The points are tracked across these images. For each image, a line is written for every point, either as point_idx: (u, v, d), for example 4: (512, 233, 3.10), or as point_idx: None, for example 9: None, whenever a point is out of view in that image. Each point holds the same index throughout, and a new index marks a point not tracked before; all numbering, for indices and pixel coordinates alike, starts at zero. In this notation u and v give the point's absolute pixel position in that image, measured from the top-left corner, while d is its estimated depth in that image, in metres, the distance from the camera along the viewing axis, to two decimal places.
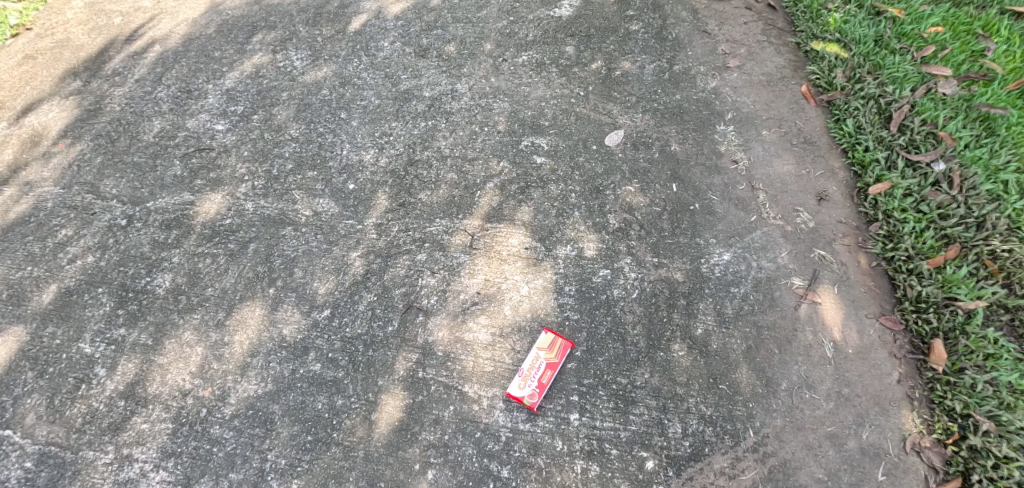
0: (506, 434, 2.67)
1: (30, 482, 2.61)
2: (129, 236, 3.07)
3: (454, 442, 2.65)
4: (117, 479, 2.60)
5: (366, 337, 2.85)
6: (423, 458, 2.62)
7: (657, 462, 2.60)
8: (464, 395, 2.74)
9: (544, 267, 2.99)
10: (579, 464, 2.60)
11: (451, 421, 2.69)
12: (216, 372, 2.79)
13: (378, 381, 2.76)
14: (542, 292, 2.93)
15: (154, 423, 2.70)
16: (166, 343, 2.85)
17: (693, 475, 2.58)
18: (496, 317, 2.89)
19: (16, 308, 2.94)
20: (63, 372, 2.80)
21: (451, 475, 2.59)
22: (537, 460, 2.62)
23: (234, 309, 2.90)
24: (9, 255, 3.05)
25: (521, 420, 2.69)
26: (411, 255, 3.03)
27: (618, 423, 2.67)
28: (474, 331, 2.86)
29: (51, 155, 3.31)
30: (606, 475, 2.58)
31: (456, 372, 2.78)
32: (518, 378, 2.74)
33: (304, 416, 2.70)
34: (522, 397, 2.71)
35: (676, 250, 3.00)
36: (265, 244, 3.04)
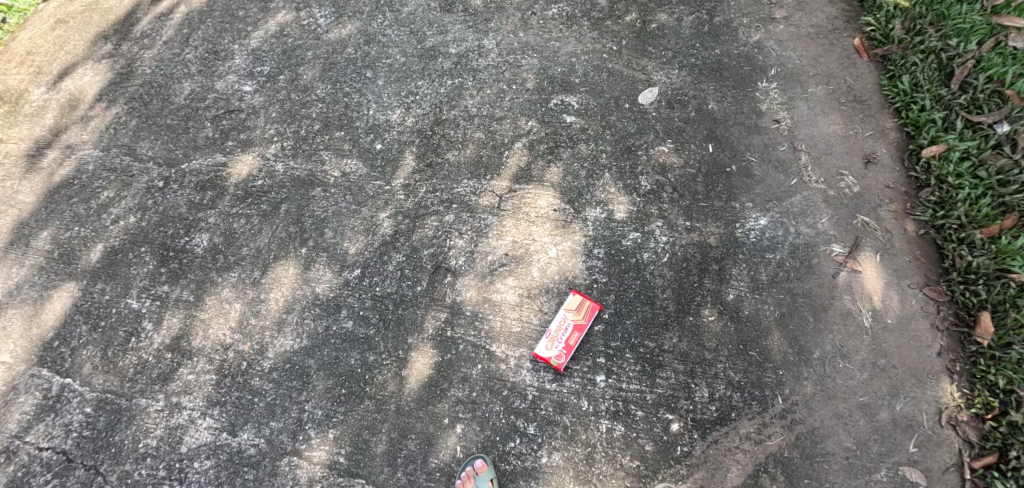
0: (533, 393, 2.85)
1: (91, 425, 2.90)
2: (166, 197, 3.09)
3: (482, 399, 2.87)
4: (169, 424, 2.88)
5: (395, 296, 2.99)
6: (452, 413, 2.86)
7: (682, 424, 2.73)
8: (492, 354, 2.92)
9: (573, 229, 3.02)
10: (604, 423, 2.77)
11: (479, 379, 2.89)
12: (254, 327, 2.94)
13: (408, 339, 2.95)
14: (570, 255, 2.99)
15: (199, 374, 2.92)
16: (206, 299, 2.97)
17: (718, 438, 2.70)
18: (524, 279, 3.00)
19: (66, 266, 3.03)
20: (114, 326, 2.98)
21: (479, 430, 2.83)
22: (563, 419, 2.81)
23: (269, 268, 2.98)
24: (55, 217, 3.09)
25: (548, 380, 2.86)
26: (440, 216, 3.06)
27: (644, 386, 2.79)
28: (501, 292, 3.00)
29: (89, 118, 3.32)
30: (631, 435, 2.74)
31: (484, 332, 2.95)
32: (546, 339, 2.88)
33: (338, 371, 2.92)
34: (548, 358, 2.86)
35: (709, 214, 2.96)
36: (296, 205, 3.05)
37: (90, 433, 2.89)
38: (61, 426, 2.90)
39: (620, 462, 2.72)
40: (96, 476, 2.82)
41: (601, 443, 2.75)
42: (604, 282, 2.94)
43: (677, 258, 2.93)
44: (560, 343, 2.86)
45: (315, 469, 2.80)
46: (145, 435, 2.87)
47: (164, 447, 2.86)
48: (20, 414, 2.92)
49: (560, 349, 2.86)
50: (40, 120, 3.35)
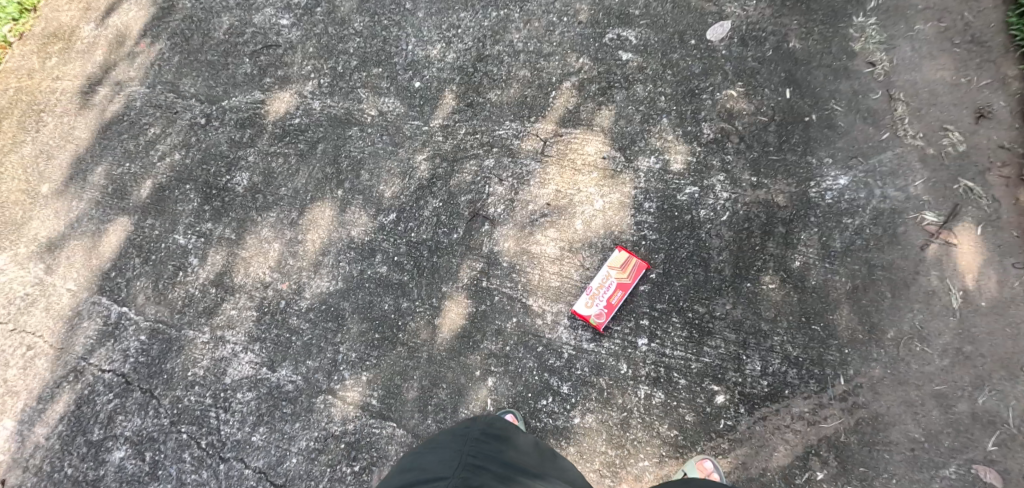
0: (569, 351, 2.73)
1: (145, 352, 3.04)
2: (208, 135, 3.04)
3: (515, 354, 2.77)
4: (214, 356, 2.98)
5: (431, 243, 2.88)
6: (484, 366, 2.78)
7: (728, 397, 2.54)
8: (528, 308, 2.81)
9: (623, 180, 2.78)
10: (642, 389, 2.62)
11: (513, 334, 2.80)
12: (292, 267, 2.93)
13: (442, 287, 2.87)
14: (616, 209, 2.77)
15: (241, 310, 2.98)
16: (247, 238, 2.97)
17: (767, 415, 2.49)
18: (566, 232, 2.82)
19: (120, 201, 3.09)
20: (163, 260, 3.04)
21: (511, 385, 2.75)
22: (599, 380, 2.68)
23: (306, 209, 2.93)
24: (108, 154, 3.13)
25: (586, 339, 2.72)
26: (479, 160, 2.89)
27: (689, 353, 2.60)
28: (541, 244, 2.84)
29: (134, 55, 3.25)
30: (671, 404, 2.58)
31: (521, 284, 2.83)
32: (586, 297, 2.71)
33: (372, 315, 2.89)
34: (585, 317, 2.70)
35: (778, 169, 2.65)
36: (333, 145, 2.94)
37: (145, 359, 3.03)
38: (120, 351, 3.06)
39: (657, 430, 2.57)
40: (151, 399, 2.99)
41: (637, 408, 2.61)
42: (655, 241, 2.71)
43: (738, 217, 2.65)
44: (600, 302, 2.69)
45: (348, 409, 2.83)
46: (193, 364, 2.99)
47: (210, 376, 2.97)
48: (84, 338, 3.09)
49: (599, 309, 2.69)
50: (90, 57, 3.30)
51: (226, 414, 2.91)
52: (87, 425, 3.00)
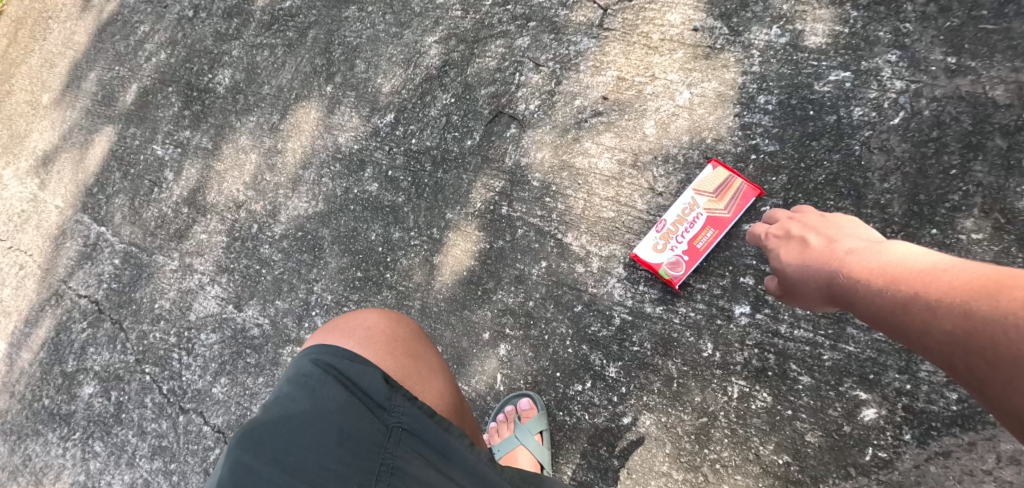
0: (622, 317, 1.94)
1: (118, 278, 2.56)
2: (194, 29, 2.55)
3: (541, 314, 1.98)
4: (182, 287, 2.42)
5: (436, 154, 2.12)
6: (496, 326, 2.01)
7: (879, 414, 1.74)
8: (565, 248, 1.99)
9: (723, 62, 1.93)
10: (737, 386, 1.84)
11: (539, 283, 1.99)
12: (268, 184, 2.30)
13: (446, 214, 2.08)
14: (712, 106, 1.92)
15: (211, 235, 2.37)
16: (223, 148, 2.39)
17: (949, 449, 1.68)
18: (629, 139, 1.99)
19: (107, 109, 2.67)
20: (141, 174, 2.55)
21: (531, 359, 1.98)
22: (666, 365, 1.90)
23: (289, 112, 2.30)
24: (101, 57, 2.74)
25: (651, 300, 1.93)
26: (508, 40, 2.11)
27: (818, 339, 1.80)
28: (590, 157, 2.01)
29: None
30: (783, 414, 1.80)
31: (557, 214, 2.01)
32: (657, 235, 1.89)
33: (355, 247, 2.16)
34: (655, 264, 1.87)
35: (998, 44, 1.71)
36: (325, 31, 2.30)
37: (117, 285, 2.56)
38: (95, 275, 2.61)
39: (753, 451, 1.81)
40: (119, 332, 2.52)
41: (725, 411, 1.84)
42: (781, 157, 1.85)
43: (921, 120, 1.75)
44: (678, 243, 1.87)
45: None
46: (161, 295, 2.46)
47: (176, 311, 2.42)
48: (67, 259, 2.67)
49: (676, 252, 1.86)
50: None
51: (189, 357, 2.37)
52: (62, 354, 2.61)
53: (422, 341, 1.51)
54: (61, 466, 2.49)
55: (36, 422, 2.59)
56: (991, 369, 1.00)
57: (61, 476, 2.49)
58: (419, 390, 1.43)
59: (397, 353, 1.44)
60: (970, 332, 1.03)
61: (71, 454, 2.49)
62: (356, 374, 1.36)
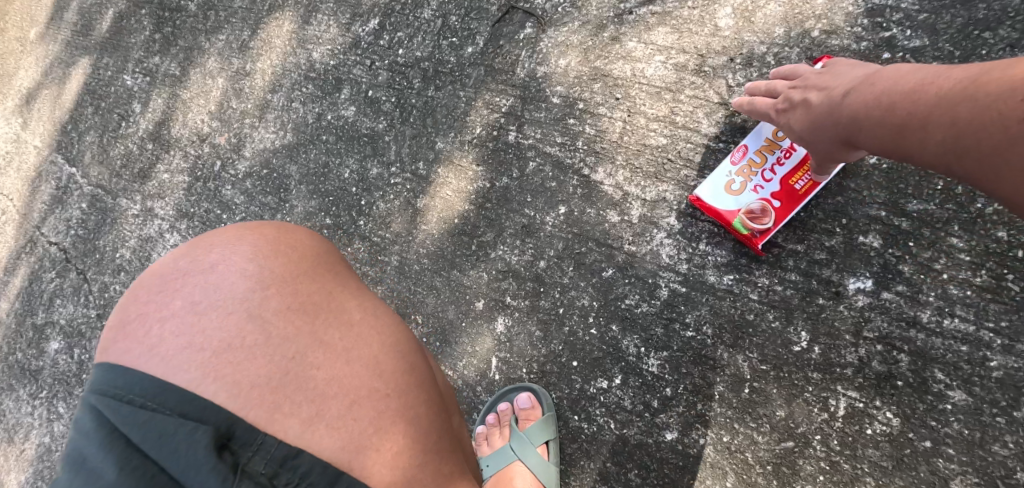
0: (671, 290, 1.34)
1: (83, 225, 2.21)
2: None
3: (552, 280, 1.42)
4: (141, 236, 2.03)
5: (428, 67, 1.60)
6: (494, 295, 1.46)
7: None
8: (592, 189, 1.42)
9: None
10: (845, 399, 1.21)
11: (556, 237, 1.43)
12: (234, 113, 1.86)
13: (437, 143, 1.56)
14: None
15: (173, 175, 1.96)
16: (191, 73, 1.98)
17: None
18: (692, 37, 1.39)
19: (84, 39, 2.33)
20: (110, 107, 2.19)
21: (538, 341, 1.42)
22: (735, 360, 1.28)
23: (261, 25, 1.86)
24: None
25: (714, 266, 1.31)
26: None
27: (982, 334, 1.15)
28: (633, 64, 1.43)
29: None
30: (919, 447, 1.17)
31: (584, 143, 1.44)
32: (732, 173, 1.28)
33: (325, 188, 1.67)
34: (724, 215, 1.27)
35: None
36: None
37: (82, 233, 2.21)
38: (64, 221, 2.29)
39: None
40: (82, 282, 2.17)
41: (823, 436, 1.21)
42: (930, 57, 1.24)
43: None
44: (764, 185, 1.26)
45: None
46: (121, 244, 2.08)
47: (135, 261, 2.03)
48: (41, 204, 2.37)
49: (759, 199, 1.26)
50: None
51: None
52: (34, 305, 2.27)
53: (309, 274, 1.03)
54: (31, 425, 2.15)
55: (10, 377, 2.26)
56: (983, 168, 0.85)
57: (30, 436, 2.15)
58: (307, 361, 0.96)
59: (263, 331, 0.96)
60: (958, 143, 0.86)
61: (38, 414, 2.14)
62: (163, 437, 0.84)
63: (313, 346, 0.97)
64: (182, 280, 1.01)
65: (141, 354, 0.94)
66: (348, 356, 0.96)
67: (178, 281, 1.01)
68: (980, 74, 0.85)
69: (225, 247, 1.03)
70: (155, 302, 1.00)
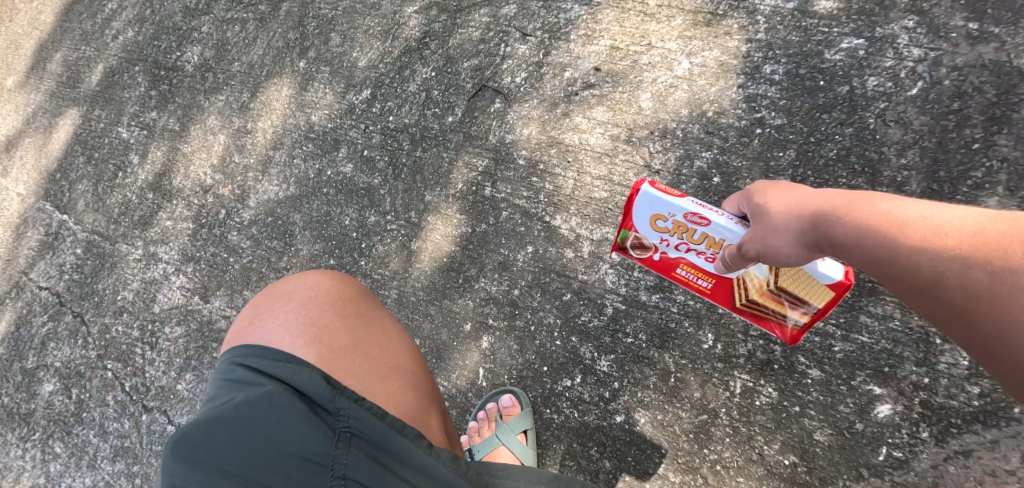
0: (615, 306, 1.78)
1: (78, 269, 2.44)
2: (163, 5, 2.37)
3: (526, 303, 1.83)
4: (144, 278, 2.30)
5: (415, 131, 1.96)
6: (478, 317, 1.86)
7: (896, 409, 1.58)
8: (553, 232, 1.83)
9: (727, 29, 1.78)
10: (739, 380, 1.69)
11: (526, 270, 1.84)
12: (237, 168, 2.15)
13: (425, 196, 1.93)
14: (714, 76, 1.77)
15: (177, 222, 2.24)
16: (191, 129, 2.25)
17: (970, 448, 1.52)
18: (625, 112, 1.83)
19: (71, 91, 2.54)
20: (105, 159, 2.42)
21: (516, 351, 1.83)
22: (662, 358, 1.75)
23: (259, 89, 2.15)
24: (67, 37, 2.58)
25: (645, 288, 1.76)
26: (494, 9, 1.94)
27: (830, 328, 1.64)
28: (582, 133, 1.85)
29: None
30: (789, 409, 1.65)
31: (544, 196, 1.85)
32: (663, 218, 1.47)
33: (328, 233, 2.01)
34: (627, 226, 1.55)
35: (1023, 9, 1.56)
36: (300, 3, 2.14)
37: (77, 277, 2.44)
38: (56, 267, 2.50)
39: (756, 453, 1.66)
40: (79, 326, 2.39)
41: (727, 408, 1.69)
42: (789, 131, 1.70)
43: (941, 89, 1.60)
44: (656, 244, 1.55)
45: None
46: (123, 286, 2.34)
47: (138, 303, 2.31)
48: (28, 249, 2.57)
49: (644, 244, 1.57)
50: None
51: (151, 353, 2.25)
52: (23, 350, 2.47)
53: (365, 296, 1.42)
54: (21, 468, 2.34)
55: None
56: (994, 300, 0.86)
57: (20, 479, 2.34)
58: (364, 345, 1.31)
59: (347, 315, 1.35)
60: (968, 280, 0.89)
61: (31, 457, 2.34)
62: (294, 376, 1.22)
63: (370, 337, 1.33)
64: (283, 293, 1.39)
65: (263, 332, 1.32)
66: (394, 347, 1.34)
67: (273, 296, 1.39)
68: (983, 234, 0.91)
69: (312, 277, 1.43)
70: (265, 306, 1.38)
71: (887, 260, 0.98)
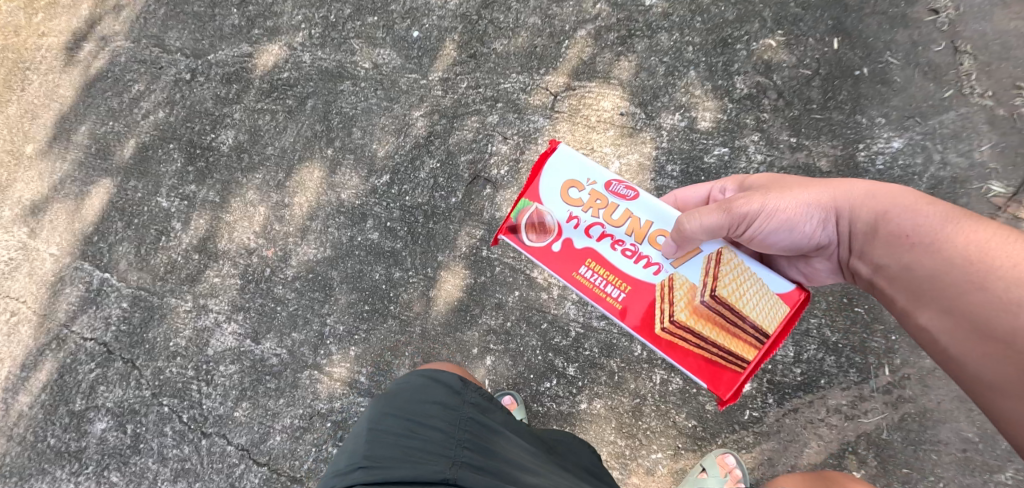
0: (576, 330, 2.53)
1: (127, 319, 2.94)
2: (193, 91, 2.85)
3: (516, 331, 2.57)
4: (196, 326, 2.83)
5: (427, 208, 2.63)
6: (483, 343, 2.59)
7: (755, 385, 2.34)
8: (532, 281, 2.57)
9: (642, 139, 2.49)
10: (658, 374, 2.44)
11: (515, 308, 2.57)
12: (278, 233, 2.73)
13: (438, 257, 2.62)
14: (635, 173, 2.47)
15: (224, 278, 2.80)
16: (231, 201, 2.78)
17: (799, 407, 2.29)
18: None
19: (102, 162, 2.96)
20: (146, 224, 2.90)
21: (511, 365, 2.57)
22: (609, 363, 2.49)
23: (293, 170, 2.72)
24: (92, 111, 2.99)
25: (596, 317, 2.52)
26: (481, 116, 2.62)
27: None
28: None
29: (121, 7, 3.04)
30: (689, 391, 2.41)
31: (526, 255, 2.58)
32: (576, 186, 1.86)
33: (362, 286, 2.66)
34: (530, 197, 1.89)
35: (823, 128, 2.34)
36: (323, 101, 2.71)
37: (127, 327, 2.93)
38: (102, 318, 2.98)
39: (673, 420, 2.41)
40: (133, 370, 2.89)
41: (650, 393, 2.44)
42: None
43: None
44: (559, 225, 1.87)
45: (335, 386, 2.64)
46: (175, 334, 2.86)
47: (191, 347, 2.84)
48: (67, 304, 3.03)
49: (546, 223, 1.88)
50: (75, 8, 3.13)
51: (208, 388, 2.79)
52: (69, 394, 2.95)
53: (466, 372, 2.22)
54: None
55: (39, 462, 2.92)
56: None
57: None
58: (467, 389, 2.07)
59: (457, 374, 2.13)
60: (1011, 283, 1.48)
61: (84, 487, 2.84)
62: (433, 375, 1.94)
63: None
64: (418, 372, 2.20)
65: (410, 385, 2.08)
66: None
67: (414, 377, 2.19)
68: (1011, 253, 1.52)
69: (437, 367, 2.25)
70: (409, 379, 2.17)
71: (943, 293, 1.56)
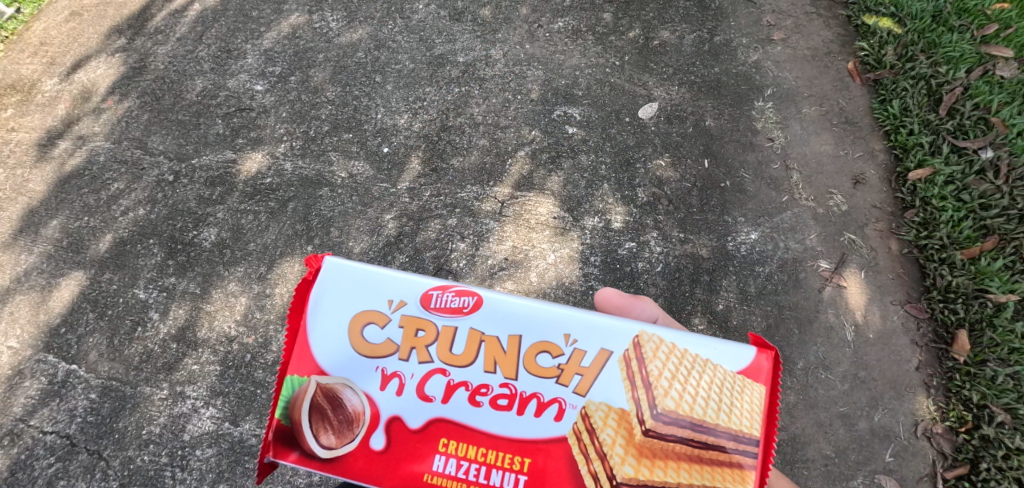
0: None
1: (95, 412, 2.94)
2: (176, 191, 3.24)
3: None
4: (172, 413, 2.91)
5: None
6: None
7: None
8: None
9: (571, 237, 3.00)
10: None
11: None
12: (259, 320, 3.00)
13: None
14: (568, 261, 2.96)
15: (203, 365, 2.97)
16: (212, 292, 3.07)
17: None
18: (523, 284, 2.95)
19: (76, 255, 3.18)
20: (121, 315, 3.08)
21: None
22: None
23: (275, 264, 3.07)
24: (66, 206, 3.27)
25: None
26: (444, 220, 3.07)
27: None
28: None
29: (101, 111, 3.47)
30: None
31: None
32: (375, 322, 1.96)
33: None
34: (309, 374, 1.94)
35: (701, 226, 2.99)
36: (303, 204, 3.14)
37: (94, 418, 2.93)
38: (66, 411, 2.95)
39: None
40: (99, 460, 2.86)
41: None
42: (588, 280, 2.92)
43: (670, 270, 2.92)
44: (387, 402, 1.92)
45: None
46: (149, 423, 2.90)
47: (166, 434, 2.88)
48: (25, 398, 2.98)
49: (355, 409, 1.92)
50: (53, 109, 3.51)
51: (183, 473, 2.81)
52: None
53: None
54: None
55: None
56: None
57: None
58: None
59: None
60: None
61: None
62: None
63: None
64: None
65: None
66: None
67: None
68: None
69: None
70: None
71: None
